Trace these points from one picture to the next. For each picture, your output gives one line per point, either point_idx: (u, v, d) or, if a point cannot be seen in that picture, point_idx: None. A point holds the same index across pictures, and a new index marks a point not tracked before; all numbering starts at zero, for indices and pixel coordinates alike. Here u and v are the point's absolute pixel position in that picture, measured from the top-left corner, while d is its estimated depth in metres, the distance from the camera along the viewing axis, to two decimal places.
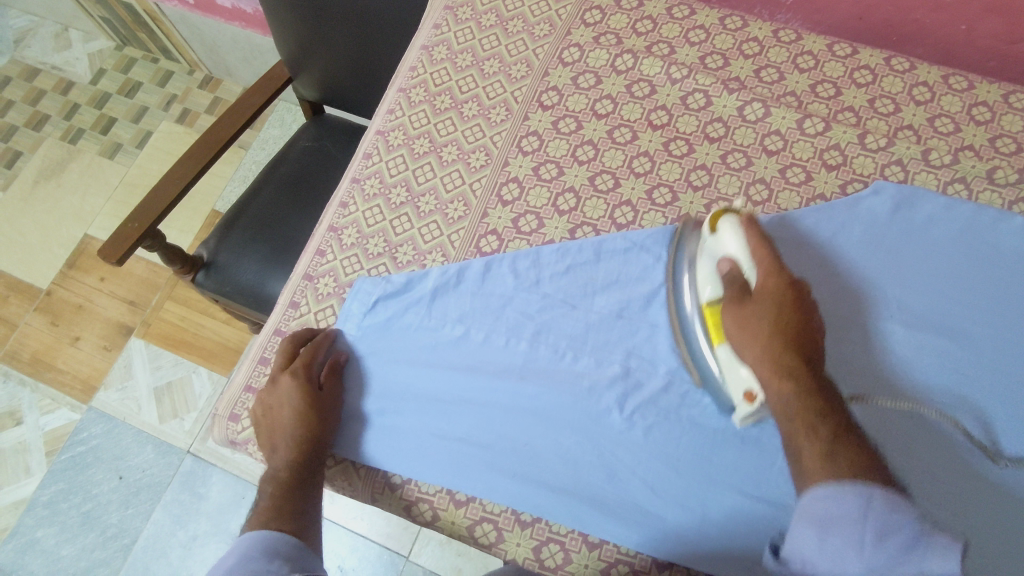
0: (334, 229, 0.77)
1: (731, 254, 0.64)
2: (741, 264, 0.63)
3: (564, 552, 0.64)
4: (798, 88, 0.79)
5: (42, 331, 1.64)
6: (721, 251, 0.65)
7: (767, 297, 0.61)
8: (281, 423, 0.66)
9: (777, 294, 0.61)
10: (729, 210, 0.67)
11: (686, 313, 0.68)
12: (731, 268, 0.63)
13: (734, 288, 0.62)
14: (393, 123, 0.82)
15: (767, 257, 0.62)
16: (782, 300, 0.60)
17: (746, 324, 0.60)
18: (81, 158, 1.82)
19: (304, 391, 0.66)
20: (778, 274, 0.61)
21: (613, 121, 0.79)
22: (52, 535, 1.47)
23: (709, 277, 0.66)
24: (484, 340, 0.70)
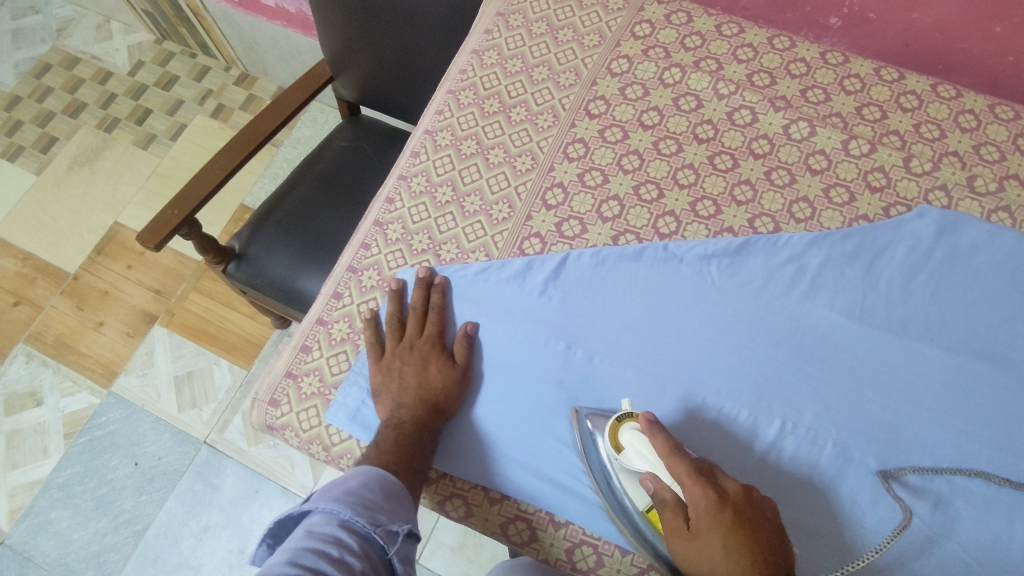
0: (380, 224, 0.78)
1: (645, 469, 0.59)
2: (661, 477, 0.58)
3: (597, 556, 0.64)
4: (844, 110, 0.80)
5: (67, 315, 1.66)
6: (633, 469, 0.60)
7: (705, 524, 0.54)
8: (403, 382, 0.68)
9: (711, 518, 0.54)
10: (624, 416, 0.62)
11: (625, 523, 0.61)
12: (655, 488, 0.57)
13: (672, 518, 0.56)
14: (441, 124, 0.83)
15: (684, 473, 0.56)
16: (722, 527, 0.53)
17: (704, 563, 0.53)
18: (115, 147, 1.85)
19: (441, 353, 0.69)
20: (710, 496, 0.55)
21: (659, 133, 0.80)
22: (65, 517, 1.48)
23: (634, 488, 0.60)
24: (453, 314, 0.73)
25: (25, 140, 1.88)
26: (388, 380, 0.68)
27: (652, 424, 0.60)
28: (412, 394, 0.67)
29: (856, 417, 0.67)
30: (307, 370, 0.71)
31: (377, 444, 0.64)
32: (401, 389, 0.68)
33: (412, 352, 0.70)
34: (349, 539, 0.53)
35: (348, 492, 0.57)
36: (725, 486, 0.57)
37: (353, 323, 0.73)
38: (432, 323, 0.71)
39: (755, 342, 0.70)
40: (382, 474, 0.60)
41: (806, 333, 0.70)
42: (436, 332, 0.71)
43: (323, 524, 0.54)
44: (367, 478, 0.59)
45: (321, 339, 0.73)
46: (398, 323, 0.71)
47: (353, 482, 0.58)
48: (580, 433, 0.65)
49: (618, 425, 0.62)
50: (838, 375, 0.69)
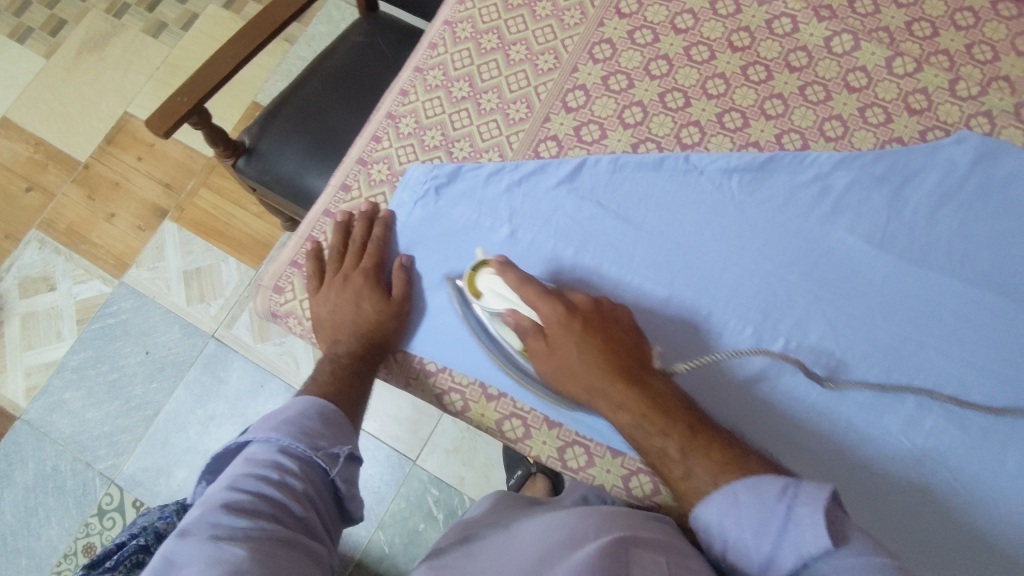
0: (393, 117, 0.75)
1: (504, 306, 0.64)
2: (520, 310, 0.63)
3: (588, 456, 0.66)
4: (892, 25, 0.74)
5: (78, 203, 1.65)
6: (495, 311, 0.65)
7: (558, 332, 0.61)
8: (342, 316, 0.68)
9: (564, 326, 0.61)
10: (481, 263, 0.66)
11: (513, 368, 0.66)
12: (516, 320, 0.63)
13: (534, 339, 0.62)
14: (462, 14, 0.78)
15: (534, 296, 0.62)
16: (574, 335, 0.61)
17: (563, 367, 0.62)
18: (125, 34, 1.79)
19: (375, 287, 0.68)
20: (558, 309, 0.62)
21: (691, 38, 0.76)
22: (79, 398, 1.53)
23: (507, 332, 0.65)
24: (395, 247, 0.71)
25: (34, 21, 1.82)
26: (325, 311, 0.68)
27: (504, 264, 0.64)
28: (348, 328, 0.68)
29: (863, 340, 0.66)
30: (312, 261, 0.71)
31: (315, 378, 0.69)
32: (336, 325, 0.68)
33: (347, 284, 0.68)
34: (291, 465, 0.57)
35: (287, 420, 0.60)
36: (572, 300, 0.63)
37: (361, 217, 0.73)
38: (369, 255, 0.69)
39: (767, 260, 0.68)
40: (315, 400, 0.64)
41: (822, 253, 0.68)
42: (372, 265, 0.69)
43: (264, 453, 0.58)
44: (306, 404, 0.62)
45: (328, 231, 0.72)
46: (338, 251, 0.70)
47: (291, 411, 0.61)
48: (459, 299, 0.68)
49: (473, 273, 0.66)
50: (849, 298, 0.67)
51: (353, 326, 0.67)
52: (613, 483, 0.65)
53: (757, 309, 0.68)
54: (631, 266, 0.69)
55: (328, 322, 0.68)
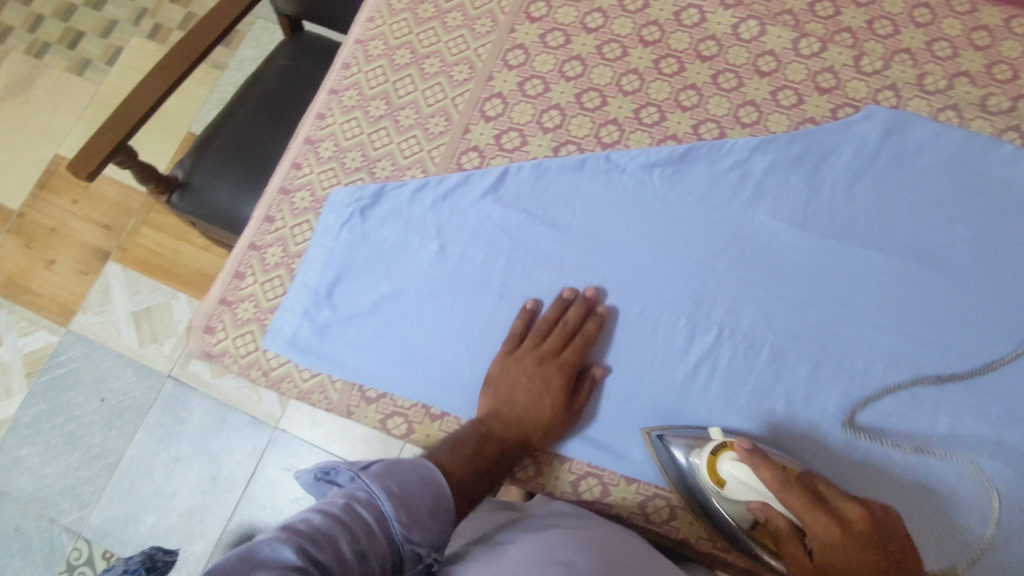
0: (311, 142, 0.74)
1: (756, 497, 0.58)
2: (774, 506, 0.57)
3: (535, 465, 0.67)
4: (796, 6, 0.76)
5: (16, 253, 1.60)
6: (740, 498, 0.59)
7: (823, 546, 0.53)
8: (512, 393, 0.65)
9: (832, 547, 0.53)
10: (725, 448, 0.61)
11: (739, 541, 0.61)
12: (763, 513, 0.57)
13: (784, 540, 0.55)
14: (373, 32, 0.78)
15: (797, 501, 0.55)
16: (847, 554, 0.52)
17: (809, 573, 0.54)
18: (48, 74, 1.74)
19: (566, 380, 0.65)
20: (784, 488, 0.55)
21: (603, 36, 0.76)
22: (35, 453, 1.48)
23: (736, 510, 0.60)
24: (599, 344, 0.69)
25: None
26: (541, 400, 0.64)
27: (752, 452, 0.58)
28: (513, 415, 0.64)
29: (794, 320, 0.67)
30: (241, 297, 0.69)
31: (453, 444, 0.60)
32: (507, 400, 0.64)
33: (539, 366, 0.66)
34: (369, 524, 0.49)
35: (402, 485, 0.52)
36: (843, 511, 0.55)
37: (287, 247, 0.71)
38: (574, 349, 0.66)
39: (694, 251, 0.69)
40: (440, 481, 0.54)
41: (747, 239, 0.69)
42: (573, 357, 0.66)
43: (362, 501, 0.50)
44: (431, 483, 0.53)
45: (255, 265, 0.70)
46: (542, 330, 0.67)
47: (412, 478, 0.53)
48: (657, 454, 0.65)
49: (716, 457, 0.61)
50: (777, 281, 0.68)
51: (494, 399, 0.65)
52: (562, 488, 0.67)
53: (688, 301, 0.68)
54: (562, 271, 0.69)
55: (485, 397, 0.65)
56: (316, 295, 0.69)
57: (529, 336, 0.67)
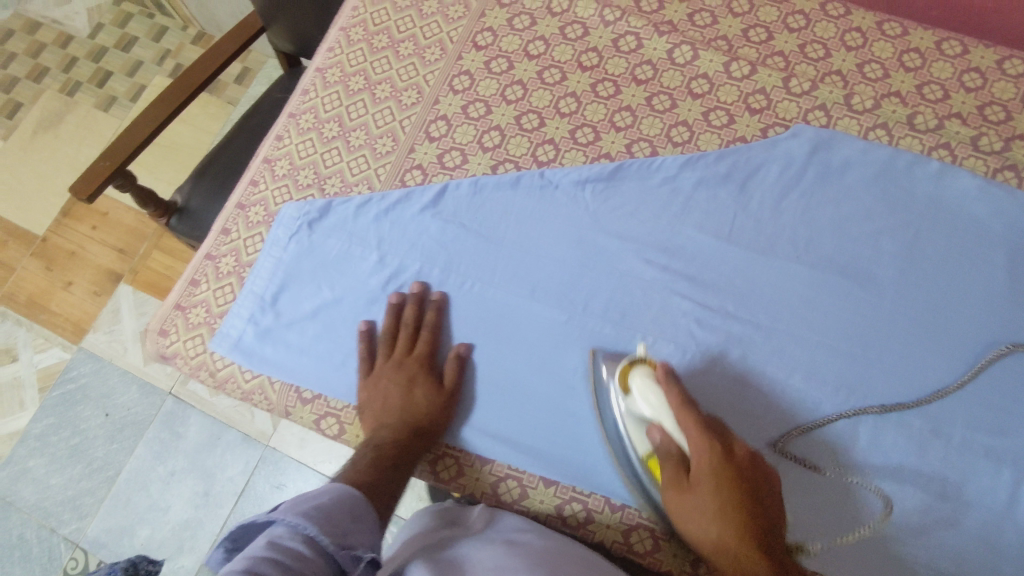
0: (269, 161, 0.80)
1: (651, 412, 0.60)
2: (666, 426, 0.59)
3: (457, 466, 0.69)
4: (730, 33, 0.79)
5: (37, 275, 1.71)
6: (640, 413, 0.62)
7: (706, 478, 0.55)
8: (387, 401, 0.67)
9: (706, 475, 0.55)
10: (638, 362, 0.64)
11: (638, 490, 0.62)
12: (662, 440, 0.58)
13: (672, 468, 0.57)
14: (331, 61, 0.83)
15: (692, 425, 0.57)
16: (721, 482, 0.54)
17: (692, 510, 0.55)
18: (77, 110, 1.87)
19: (428, 375, 0.69)
20: (708, 447, 0.56)
21: (544, 63, 0.80)
22: (42, 465, 1.55)
23: (638, 438, 0.62)
24: (450, 331, 0.72)
25: None
26: (412, 398, 0.67)
27: (667, 376, 0.61)
28: (396, 414, 0.66)
29: (720, 330, 0.69)
30: (195, 302, 0.74)
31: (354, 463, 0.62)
32: (384, 411, 0.67)
33: (399, 371, 0.68)
34: (303, 552, 0.49)
35: (317, 507, 0.53)
36: (735, 449, 0.56)
37: (239, 257, 0.75)
38: (425, 342, 0.70)
39: (621, 264, 0.72)
40: (349, 492, 0.56)
41: (674, 253, 0.72)
42: (426, 351, 0.70)
43: (287, 536, 0.50)
44: (340, 495, 0.55)
45: (210, 273, 0.75)
46: (389, 339, 0.70)
47: (324, 498, 0.54)
48: (595, 371, 0.67)
49: (630, 369, 0.64)
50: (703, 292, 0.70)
51: (374, 416, 0.67)
52: (482, 489, 0.69)
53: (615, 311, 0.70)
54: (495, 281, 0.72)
55: (366, 419, 0.68)
56: (262, 301, 0.73)
57: (378, 350, 0.70)
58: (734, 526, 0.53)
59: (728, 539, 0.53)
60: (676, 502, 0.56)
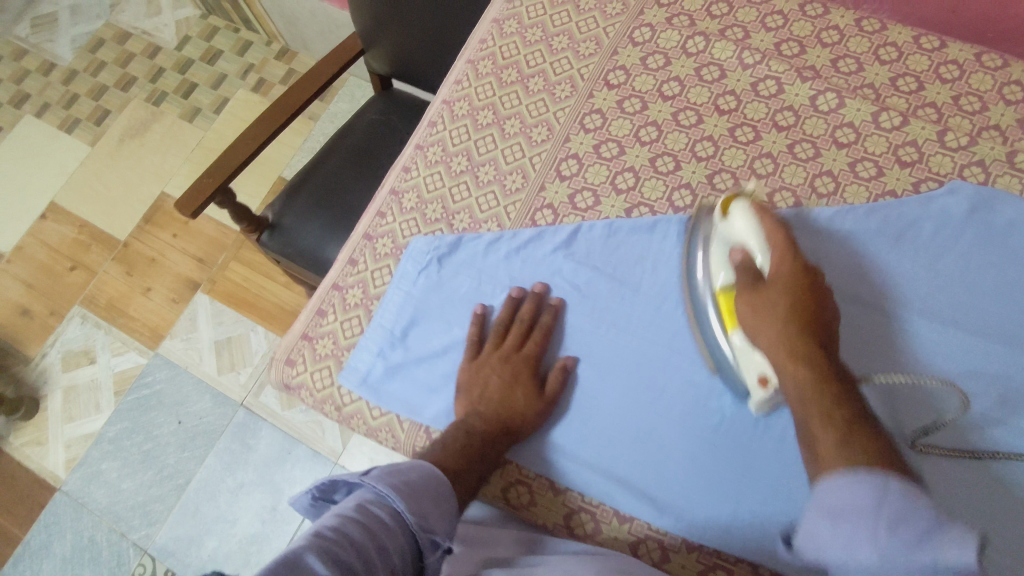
0: (395, 193, 0.79)
1: (739, 244, 0.65)
2: (750, 251, 0.64)
3: (594, 522, 0.65)
4: (877, 81, 0.76)
5: (118, 279, 1.74)
6: (730, 240, 0.66)
7: (779, 283, 0.61)
8: (486, 391, 0.67)
9: (785, 281, 0.61)
10: (739, 195, 0.67)
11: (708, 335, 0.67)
12: (742, 258, 0.64)
13: (746, 280, 0.63)
14: (458, 94, 0.83)
15: (772, 248, 0.62)
16: (790, 291, 0.60)
17: (761, 312, 0.61)
18: (163, 120, 1.92)
19: (533, 376, 0.68)
20: (788, 261, 0.61)
21: (679, 104, 0.78)
22: (115, 468, 1.57)
23: (719, 264, 0.66)
24: (559, 340, 0.71)
25: (81, 113, 1.96)
26: (513, 392, 0.67)
27: (759, 207, 0.65)
28: (492, 405, 0.66)
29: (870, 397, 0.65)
30: (322, 333, 0.73)
31: (443, 442, 0.64)
32: (483, 398, 0.67)
33: (505, 365, 0.68)
34: (386, 521, 0.52)
35: (405, 482, 0.56)
36: (810, 274, 0.61)
37: (367, 289, 0.75)
38: (536, 341, 0.69)
39: None
40: (437, 472, 0.59)
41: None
42: (535, 352, 0.69)
43: (375, 503, 0.53)
44: (429, 475, 0.58)
45: (337, 304, 0.75)
46: (501, 330, 0.70)
47: (412, 473, 0.57)
48: (688, 266, 0.70)
49: (729, 202, 0.67)
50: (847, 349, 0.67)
51: (468, 401, 0.67)
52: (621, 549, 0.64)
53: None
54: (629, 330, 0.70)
55: (461, 402, 0.68)
56: (391, 336, 0.72)
57: (489, 338, 0.70)
58: (802, 339, 0.57)
59: (793, 342, 0.57)
60: (744, 300, 0.62)
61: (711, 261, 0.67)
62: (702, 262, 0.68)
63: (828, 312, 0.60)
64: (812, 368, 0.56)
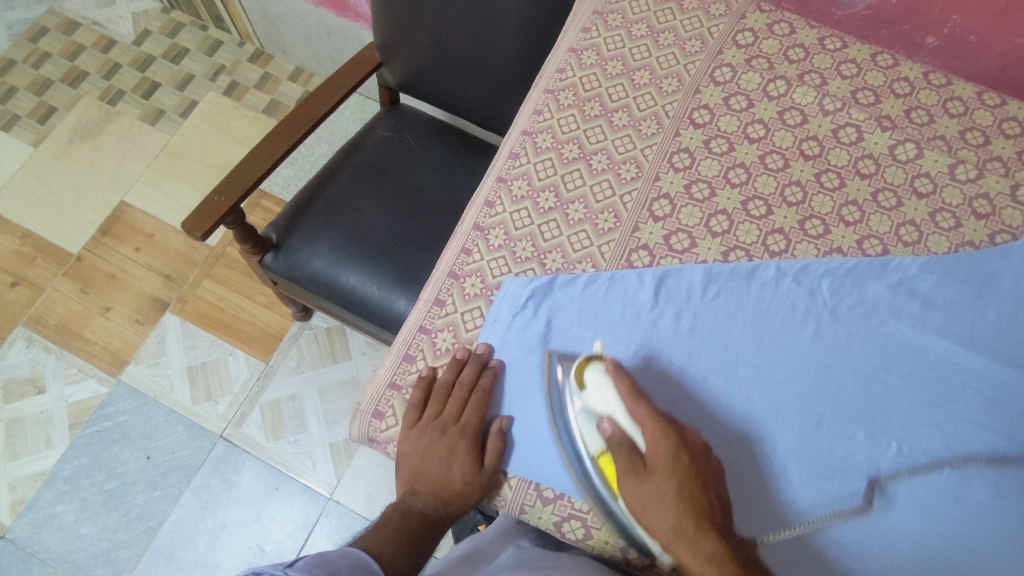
0: (481, 228, 0.76)
1: (606, 412, 0.61)
2: (620, 421, 0.60)
3: None
4: (948, 133, 0.79)
5: (70, 298, 1.56)
6: (595, 411, 0.62)
7: (658, 465, 0.58)
8: (425, 466, 0.67)
9: (666, 467, 0.57)
10: (594, 358, 0.65)
11: (572, 456, 0.63)
12: (612, 430, 0.60)
13: (625, 458, 0.58)
14: (540, 125, 0.80)
15: (644, 416, 0.59)
16: (678, 477, 0.57)
17: (648, 500, 0.57)
18: (120, 121, 1.75)
19: (472, 447, 0.66)
20: (666, 446, 0.58)
21: (765, 147, 0.78)
22: (71, 511, 1.40)
23: (589, 433, 0.62)
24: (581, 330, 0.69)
25: (21, 108, 1.76)
26: (451, 469, 0.66)
27: (616, 369, 0.62)
28: (429, 483, 0.67)
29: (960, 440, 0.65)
30: (411, 382, 0.70)
31: (379, 525, 0.65)
32: (421, 473, 0.67)
33: (443, 436, 0.67)
34: None
35: (334, 571, 0.54)
36: (686, 439, 0.61)
37: (458, 333, 0.71)
38: (473, 410, 0.67)
39: (865, 364, 0.68)
40: (367, 564, 0.58)
41: (903, 353, 0.69)
42: (475, 420, 0.67)
43: None
44: (352, 563, 0.57)
45: (425, 351, 0.71)
46: (440, 397, 0.67)
47: (341, 564, 0.55)
48: (552, 381, 0.66)
49: (585, 365, 0.64)
50: (921, 388, 0.67)
51: (409, 474, 0.67)
52: None
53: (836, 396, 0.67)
54: (732, 380, 0.67)
55: (401, 473, 0.68)
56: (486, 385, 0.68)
57: (428, 405, 0.68)
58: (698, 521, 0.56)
59: (692, 531, 0.55)
60: (630, 490, 0.58)
61: (583, 428, 0.62)
62: (578, 430, 0.62)
63: (705, 469, 0.59)
64: (705, 551, 0.54)
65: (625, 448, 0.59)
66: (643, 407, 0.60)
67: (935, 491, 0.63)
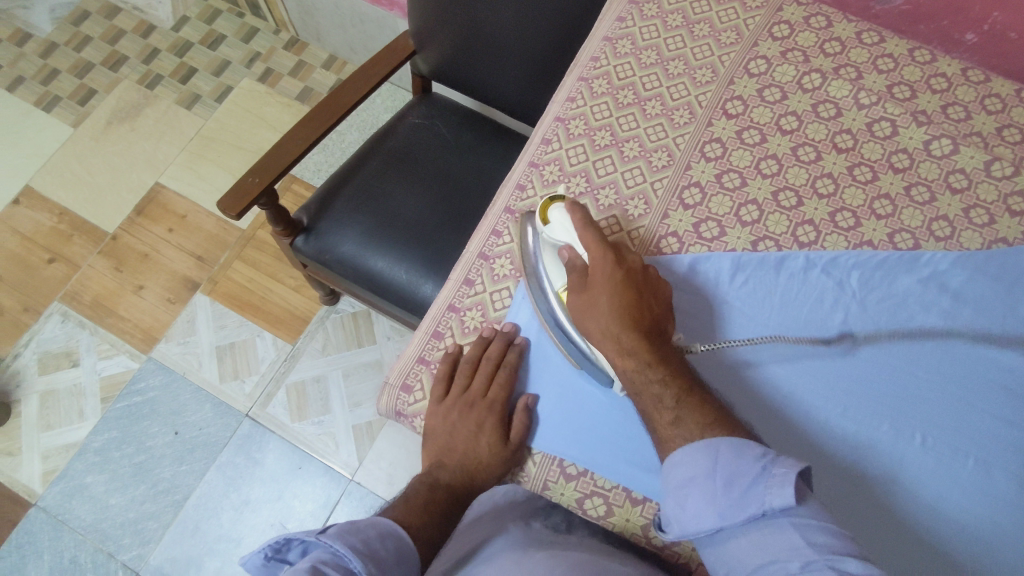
0: (512, 211, 0.77)
1: (564, 242, 0.68)
2: (575, 249, 0.67)
3: None
4: (985, 129, 0.79)
5: (105, 276, 1.61)
6: (555, 241, 0.69)
7: (601, 282, 0.64)
8: (451, 440, 0.69)
9: (608, 279, 0.64)
10: (554, 199, 0.72)
11: (541, 308, 0.70)
12: (569, 257, 0.66)
13: (575, 278, 0.66)
14: (573, 112, 0.81)
15: (591, 241, 0.66)
16: (614, 285, 0.64)
17: (591, 309, 0.64)
18: (157, 105, 1.79)
19: (498, 422, 0.67)
20: (610, 262, 0.65)
21: (798, 139, 0.79)
22: (101, 482, 1.44)
23: (553, 268, 0.69)
24: None
25: (62, 90, 1.81)
26: (477, 443, 0.67)
27: (575, 206, 0.68)
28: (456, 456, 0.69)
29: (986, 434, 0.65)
30: (439, 357, 0.71)
31: (405, 498, 0.68)
32: (448, 447, 0.69)
33: (471, 410, 0.69)
34: None
35: (364, 541, 0.56)
36: (628, 261, 0.66)
37: (487, 312, 0.73)
38: (499, 386, 0.68)
39: (894, 356, 0.68)
40: (398, 534, 0.60)
41: (932, 346, 0.68)
42: (501, 395, 0.68)
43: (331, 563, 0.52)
44: (381, 530, 0.59)
45: (453, 328, 0.72)
46: (466, 371, 0.69)
47: (371, 533, 0.58)
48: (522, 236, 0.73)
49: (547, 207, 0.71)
50: (951, 382, 0.67)
51: (436, 447, 0.70)
52: None
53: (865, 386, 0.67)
54: (760, 367, 0.68)
55: (429, 448, 0.70)
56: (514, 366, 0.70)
57: (457, 378, 0.69)
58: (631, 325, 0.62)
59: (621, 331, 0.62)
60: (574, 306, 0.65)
61: (548, 267, 0.69)
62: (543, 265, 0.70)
63: (650, 283, 0.65)
64: (625, 346, 0.62)
65: (577, 268, 0.66)
66: (590, 231, 0.66)
67: (965, 483, 0.63)
